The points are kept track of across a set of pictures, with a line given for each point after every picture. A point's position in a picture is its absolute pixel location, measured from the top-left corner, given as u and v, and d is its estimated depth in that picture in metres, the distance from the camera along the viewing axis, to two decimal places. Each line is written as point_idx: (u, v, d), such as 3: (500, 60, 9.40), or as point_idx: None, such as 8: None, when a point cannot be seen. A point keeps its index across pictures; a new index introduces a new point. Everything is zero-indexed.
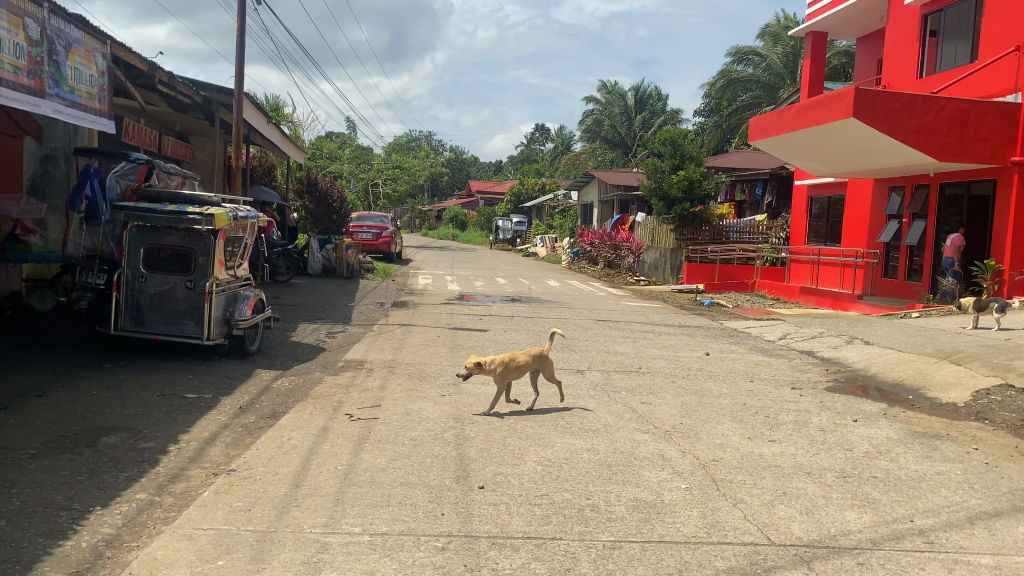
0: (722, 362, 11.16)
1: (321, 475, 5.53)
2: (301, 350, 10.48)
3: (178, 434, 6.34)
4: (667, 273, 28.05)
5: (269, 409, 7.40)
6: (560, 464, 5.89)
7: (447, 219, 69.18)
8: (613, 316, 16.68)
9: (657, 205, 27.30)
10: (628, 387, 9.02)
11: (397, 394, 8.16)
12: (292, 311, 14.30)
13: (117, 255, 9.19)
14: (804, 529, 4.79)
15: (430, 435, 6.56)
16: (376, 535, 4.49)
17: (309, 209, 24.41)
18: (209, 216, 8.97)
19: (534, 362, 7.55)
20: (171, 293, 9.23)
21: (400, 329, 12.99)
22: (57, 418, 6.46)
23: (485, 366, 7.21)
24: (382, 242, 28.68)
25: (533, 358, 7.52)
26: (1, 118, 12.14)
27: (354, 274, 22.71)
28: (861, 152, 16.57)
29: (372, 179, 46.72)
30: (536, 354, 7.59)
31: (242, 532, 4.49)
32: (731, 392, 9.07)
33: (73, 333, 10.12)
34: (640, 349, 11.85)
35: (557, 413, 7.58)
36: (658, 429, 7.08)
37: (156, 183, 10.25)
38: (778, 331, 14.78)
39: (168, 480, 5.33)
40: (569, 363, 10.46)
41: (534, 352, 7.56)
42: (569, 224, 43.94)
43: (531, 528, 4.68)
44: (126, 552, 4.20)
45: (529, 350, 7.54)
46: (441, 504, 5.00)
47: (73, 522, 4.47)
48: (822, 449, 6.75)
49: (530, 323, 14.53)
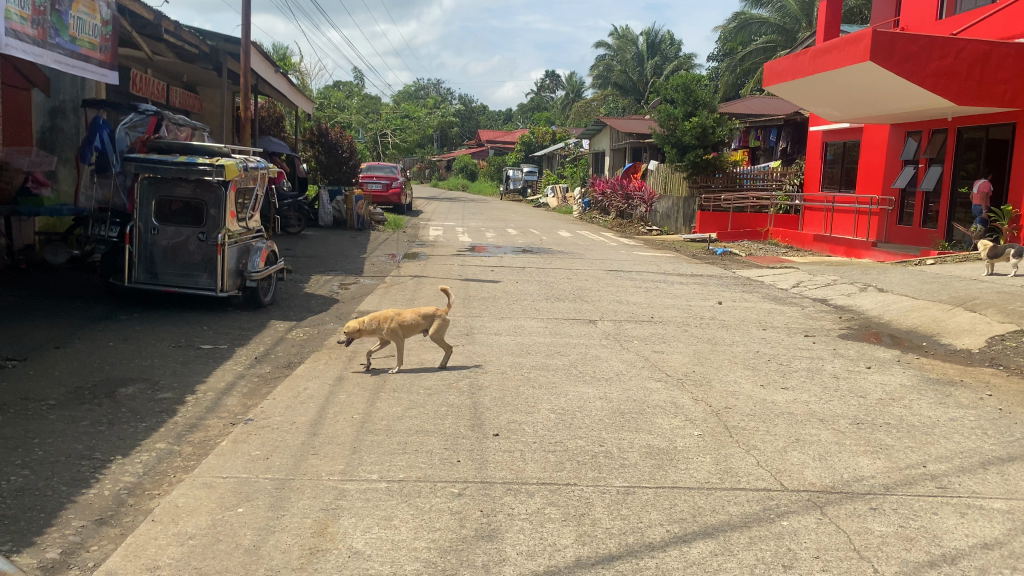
0: (735, 310, 11.16)
1: (337, 423, 5.58)
2: (314, 301, 10.53)
3: (195, 385, 6.40)
4: (678, 221, 27.92)
5: (284, 359, 7.45)
6: (574, 412, 5.93)
7: (457, 169, 68.81)
8: (625, 265, 16.64)
9: (669, 152, 27.08)
10: (640, 336, 9.03)
11: (410, 345, 8.20)
12: (304, 262, 14.34)
13: (128, 207, 9.21)
14: (817, 475, 4.82)
15: (443, 384, 6.60)
16: (393, 482, 4.53)
17: (319, 159, 24.30)
18: (218, 167, 8.92)
19: (425, 321, 7.08)
20: (183, 246, 9.24)
21: (412, 280, 13.02)
22: (75, 370, 6.54)
23: (362, 326, 6.92)
24: (392, 193, 28.60)
25: (420, 317, 7.04)
26: (8, 70, 12.09)
27: (365, 226, 22.76)
28: (877, 96, 16.28)
29: (381, 129, 46.41)
30: (429, 314, 7.11)
31: (261, 480, 4.55)
32: (744, 340, 9.09)
33: (88, 286, 10.19)
34: (652, 299, 11.83)
35: (570, 362, 7.61)
36: (671, 377, 7.12)
37: (165, 134, 10.22)
38: (791, 279, 14.73)
39: (187, 430, 5.40)
40: (582, 313, 10.47)
41: (424, 311, 7.09)
42: (580, 173, 43.64)
43: (546, 474, 4.72)
44: (148, 499, 4.28)
45: (419, 310, 7.07)
46: (456, 451, 5.04)
47: (95, 471, 4.55)
48: (836, 395, 6.77)
49: (542, 273, 14.54)
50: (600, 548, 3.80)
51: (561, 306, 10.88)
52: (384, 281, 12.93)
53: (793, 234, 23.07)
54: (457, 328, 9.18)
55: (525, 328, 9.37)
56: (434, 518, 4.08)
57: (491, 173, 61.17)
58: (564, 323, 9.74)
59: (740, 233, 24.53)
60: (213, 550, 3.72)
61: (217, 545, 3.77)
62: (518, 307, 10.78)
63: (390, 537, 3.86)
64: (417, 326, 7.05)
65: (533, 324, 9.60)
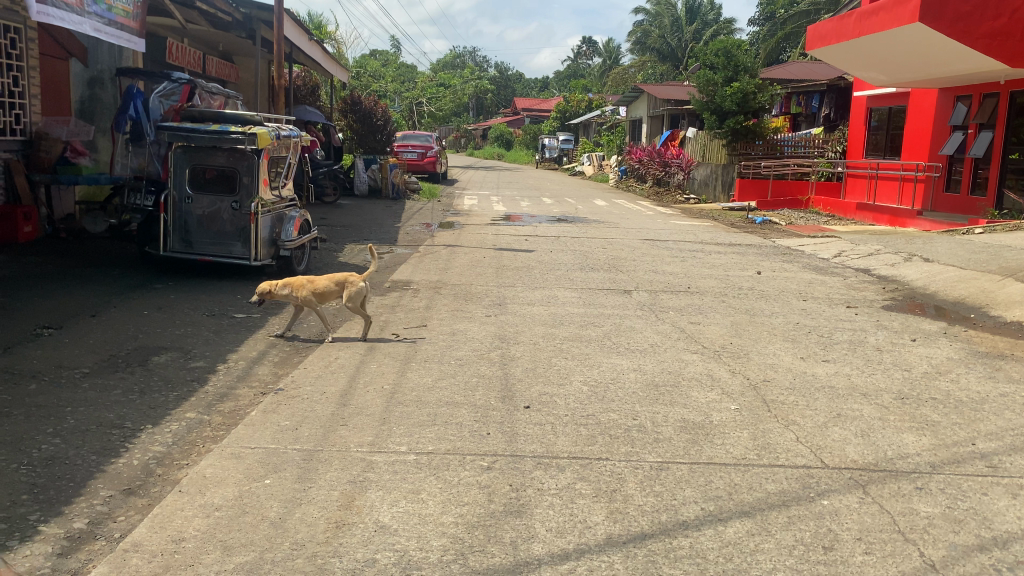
0: (774, 281, 10.92)
1: (367, 393, 5.51)
2: (347, 270, 10.49)
3: (227, 354, 6.39)
4: (717, 189, 27.50)
5: (316, 329, 7.42)
6: (607, 384, 5.81)
7: (492, 138, 68.43)
8: (662, 235, 16.37)
9: (709, 119, 26.55)
10: (676, 307, 8.86)
11: (442, 314, 8.13)
12: (338, 231, 14.32)
13: (163, 176, 9.19)
14: (859, 452, 4.65)
15: (475, 355, 6.52)
16: (421, 454, 4.46)
17: (353, 128, 24.21)
18: (251, 135, 8.82)
19: (339, 288, 7.00)
20: (217, 215, 9.22)
21: (446, 250, 12.94)
22: (109, 339, 6.56)
23: (273, 290, 6.94)
24: (427, 162, 28.48)
25: (332, 283, 6.98)
26: (46, 40, 12.13)
27: (400, 195, 22.66)
28: (927, 59, 15.70)
29: (416, 97, 46.17)
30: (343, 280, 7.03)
31: (289, 451, 4.50)
32: (783, 311, 8.87)
33: (125, 256, 10.25)
34: (689, 269, 11.62)
35: (604, 333, 7.49)
36: (707, 349, 6.96)
37: (199, 102, 10.19)
38: (833, 248, 14.37)
39: (217, 399, 5.37)
40: (617, 283, 10.32)
41: (337, 278, 7.01)
42: (617, 141, 43.10)
43: (577, 448, 4.61)
44: (177, 470, 4.25)
45: (332, 277, 7.00)
46: (486, 423, 4.95)
47: (125, 441, 4.54)
48: (879, 369, 6.56)
49: (577, 243, 14.37)
50: (632, 526, 3.69)
51: (596, 276, 10.73)
52: (418, 250, 12.87)
53: (835, 203, 22.57)
54: (490, 297, 9.08)
55: (560, 297, 9.25)
56: (462, 492, 4.00)
57: (527, 142, 60.71)
58: (598, 293, 9.60)
59: (781, 202, 24.09)
60: (239, 522, 3.68)
61: (244, 517, 3.73)
62: (552, 276, 10.66)
63: (418, 512, 3.79)
64: (331, 293, 6.99)
65: (567, 293, 9.48)
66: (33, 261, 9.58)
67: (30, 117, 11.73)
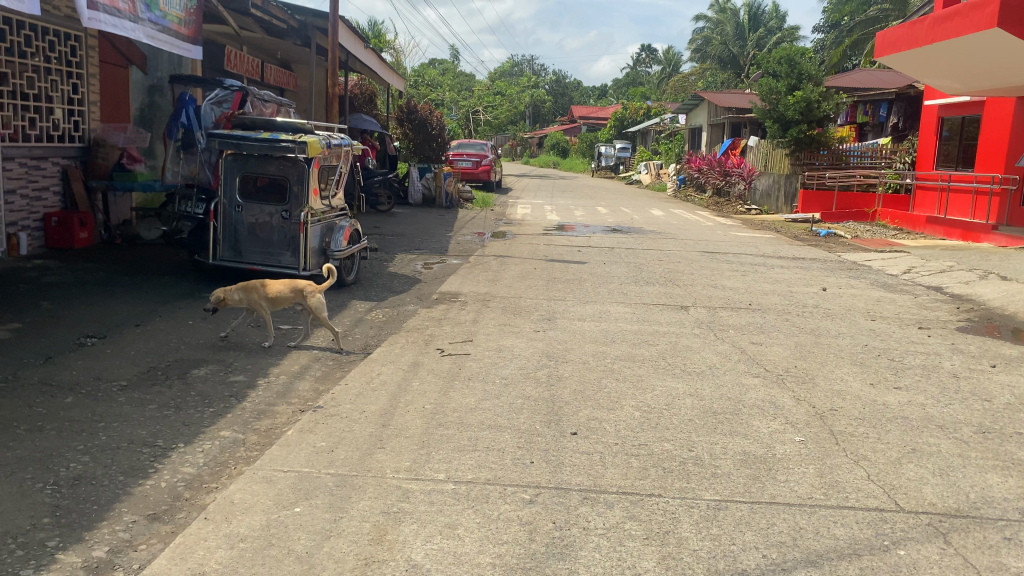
0: (839, 299, 10.42)
1: (408, 414, 5.28)
2: (396, 281, 10.32)
3: (268, 367, 6.22)
4: (779, 200, 26.84)
5: (360, 342, 7.24)
6: (662, 410, 5.48)
7: (549, 146, 68.22)
8: (721, 247, 15.88)
9: (771, 127, 26.01)
10: (735, 326, 8.46)
11: (490, 329, 7.88)
12: (390, 240, 14.20)
13: (213, 184, 9.14)
14: (938, 494, 4.24)
15: (521, 374, 6.24)
16: (460, 483, 4.20)
17: (409, 137, 24.20)
18: (301, 144, 8.72)
19: (294, 297, 6.82)
20: (267, 224, 9.14)
21: (497, 261, 12.71)
22: (151, 350, 6.46)
23: (226, 297, 6.88)
24: (482, 171, 28.37)
25: (287, 291, 6.81)
26: (106, 48, 12.26)
27: (454, 204, 22.54)
28: (1004, 66, 14.94)
29: (473, 106, 46.27)
30: (299, 289, 6.83)
31: (323, 476, 4.28)
32: (851, 332, 8.39)
33: (176, 263, 10.25)
34: (749, 285, 11.16)
35: (659, 353, 7.14)
36: (769, 373, 6.57)
37: (252, 109, 10.13)
38: (902, 264, 13.72)
39: (254, 416, 5.19)
40: (673, 298, 9.94)
41: (294, 286, 6.83)
42: (675, 150, 42.47)
43: (627, 482, 4.30)
44: (205, 494, 4.07)
45: (288, 284, 6.82)
46: (531, 450, 4.67)
47: (155, 461, 4.37)
48: (956, 398, 6.08)
49: (633, 254, 14.00)
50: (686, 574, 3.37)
51: (651, 291, 10.37)
52: (469, 261, 12.65)
53: (903, 215, 21.80)
54: (540, 312, 8.80)
55: (613, 313, 8.92)
56: (501, 529, 3.72)
57: (583, 150, 60.36)
58: (653, 308, 9.24)
59: (845, 214, 23.40)
60: (263, 556, 3.46)
61: (269, 550, 3.52)
62: (605, 290, 10.33)
63: (453, 550, 3.52)
64: (287, 301, 6.84)
65: (620, 309, 9.14)
66: (86, 268, 9.62)
67: (89, 124, 11.85)
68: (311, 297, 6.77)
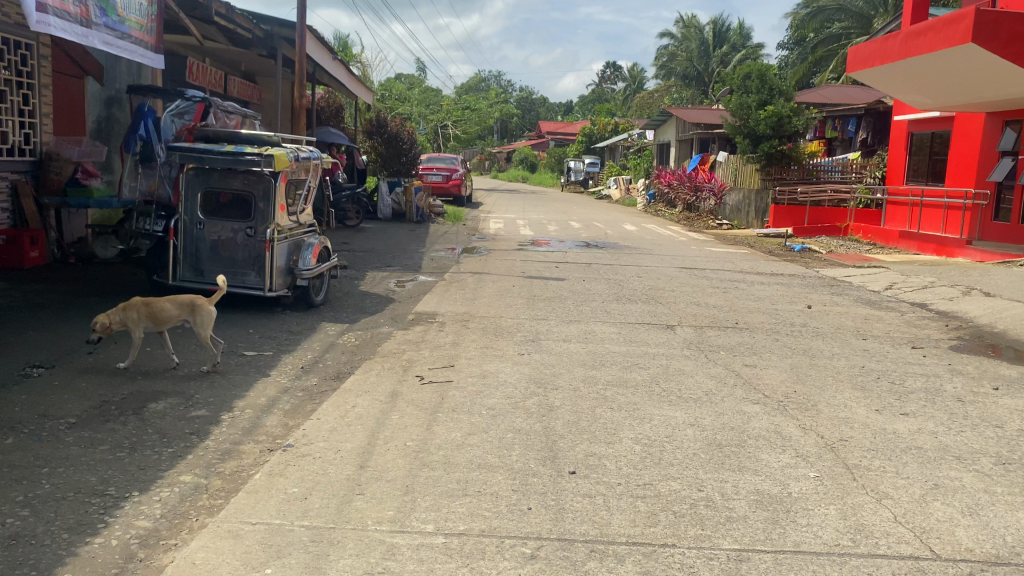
0: (826, 317, 10.15)
1: (388, 453, 4.83)
2: (368, 301, 9.84)
3: (233, 399, 5.73)
4: (751, 215, 26.79)
5: (333, 369, 6.76)
6: (665, 444, 5.07)
7: (517, 160, 68.04)
8: (699, 263, 15.63)
9: (743, 143, 26.02)
10: (726, 347, 8.11)
11: (471, 353, 7.45)
12: (360, 257, 13.73)
13: (173, 200, 8.63)
14: (974, 538, 3.88)
15: (509, 404, 5.84)
16: (452, 536, 3.76)
17: (377, 151, 23.72)
18: (267, 157, 8.26)
19: (183, 313, 6.20)
20: (231, 241, 8.64)
21: (471, 278, 12.28)
22: (104, 381, 5.93)
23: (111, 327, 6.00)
24: (452, 185, 27.96)
25: (175, 308, 6.16)
26: (61, 57, 11.65)
27: (424, 219, 22.09)
28: (978, 82, 14.90)
29: (442, 120, 45.93)
30: (188, 303, 6.22)
31: (296, 529, 3.81)
32: (845, 353, 8.10)
33: (135, 283, 9.68)
34: (734, 302, 10.87)
35: (652, 378, 6.75)
36: (769, 399, 6.22)
37: (214, 121, 9.66)
38: (882, 280, 13.54)
39: (219, 458, 4.70)
40: (658, 318, 9.59)
41: (182, 300, 6.20)
42: (644, 165, 42.46)
43: (636, 530, 3.89)
44: (162, 553, 3.58)
45: (174, 299, 6.16)
46: (527, 494, 4.25)
47: (105, 513, 3.87)
48: (968, 425, 5.78)
49: (611, 271, 13.67)
50: None
51: (634, 310, 10.01)
52: (443, 279, 12.21)
53: (876, 230, 21.81)
54: (522, 333, 8.39)
55: (598, 333, 8.54)
56: None
57: (552, 165, 60.26)
58: (639, 329, 8.88)
59: (816, 228, 23.44)
60: None
61: None
62: (587, 310, 9.95)
63: None
64: (172, 318, 6.18)
65: (605, 330, 8.76)
66: (36, 290, 9.01)
67: (43, 137, 11.22)
68: (202, 311, 6.23)
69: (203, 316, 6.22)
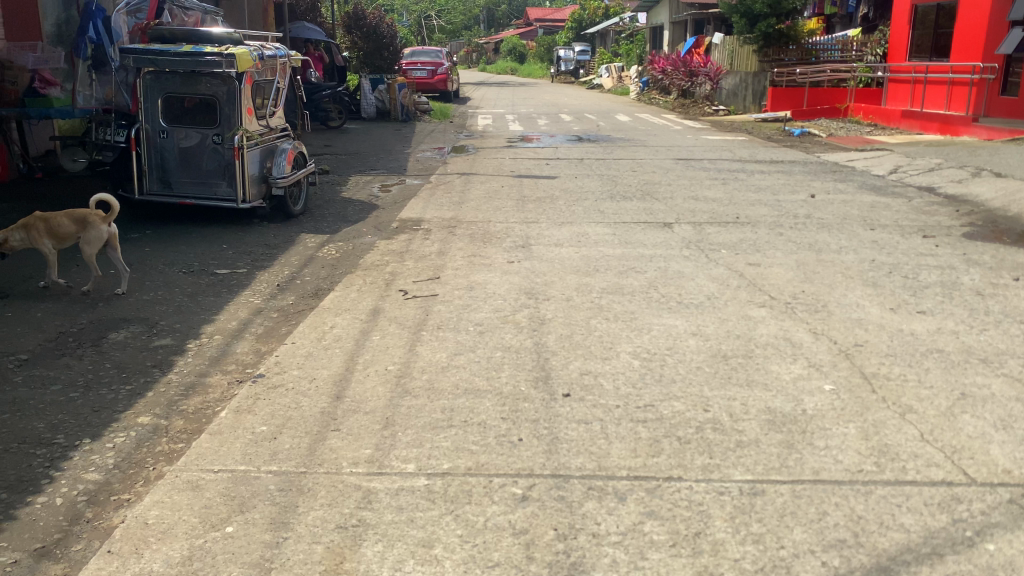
0: (831, 206, 9.66)
1: (368, 380, 4.43)
2: (349, 208, 9.30)
3: (200, 325, 5.29)
4: (747, 99, 25.85)
5: (310, 286, 6.31)
6: (667, 358, 4.69)
7: (504, 51, 65.87)
8: (696, 153, 15.01)
9: (739, 23, 24.88)
10: (728, 245, 7.67)
11: (457, 263, 6.99)
12: (342, 161, 13.08)
13: (132, 107, 7.93)
14: (1010, 457, 3.53)
15: (498, 319, 5.43)
16: (435, 477, 3.40)
17: (358, 46, 22.61)
18: (229, 57, 7.53)
19: (79, 230, 5.64)
20: (199, 150, 7.97)
21: (459, 179, 11.71)
22: (60, 309, 5.48)
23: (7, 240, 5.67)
24: (438, 80, 26.88)
25: (70, 224, 5.61)
26: None
27: (410, 117, 21.24)
28: None
29: (424, 10, 44.01)
30: (84, 219, 5.63)
31: (263, 477, 3.44)
32: (853, 245, 7.65)
33: (100, 199, 9.11)
34: (734, 195, 10.35)
35: (651, 282, 6.33)
36: (776, 301, 5.81)
37: (167, 19, 8.94)
38: (887, 164, 12.97)
39: (181, 394, 4.30)
40: (655, 215, 9.10)
41: (78, 216, 5.62)
42: (636, 51, 40.99)
43: (639, 461, 3.52)
44: (112, 512, 3.21)
45: (70, 214, 5.62)
46: (518, 424, 3.88)
47: (50, 467, 3.49)
48: (990, 323, 5.39)
49: (605, 166, 13.08)
50: None
51: (630, 208, 9.51)
52: (429, 181, 11.64)
53: (877, 110, 21.00)
54: (512, 239, 7.92)
55: (592, 235, 8.07)
56: (491, 544, 2.93)
57: (541, 54, 58.29)
58: (635, 228, 8.40)
59: (816, 111, 22.64)
60: None
61: None
62: (579, 209, 9.44)
63: None
64: (71, 236, 5.64)
65: (600, 231, 8.28)
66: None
67: None
68: (97, 229, 5.62)
69: (104, 233, 5.67)
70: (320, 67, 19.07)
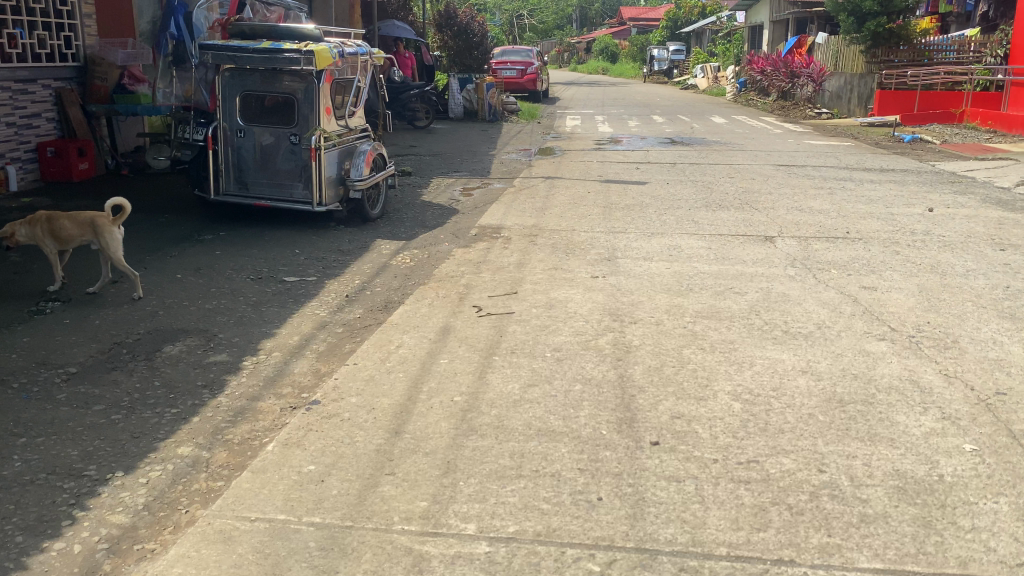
0: (953, 222, 8.77)
1: (431, 413, 3.97)
2: (428, 213, 8.92)
3: (259, 339, 4.94)
4: (852, 102, 24.54)
5: (380, 298, 5.92)
6: (772, 402, 4.08)
7: (596, 51, 65.15)
8: (797, 159, 14.14)
9: (846, 22, 23.60)
10: (837, 264, 6.96)
11: (538, 277, 6.50)
12: (425, 163, 12.77)
13: (211, 105, 7.75)
14: None
15: (579, 344, 4.91)
16: (499, 543, 2.91)
17: (447, 45, 22.40)
18: (308, 54, 7.27)
19: (84, 234, 5.36)
20: (275, 150, 7.73)
21: (544, 184, 11.23)
22: (119, 317, 5.21)
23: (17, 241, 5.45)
24: (527, 80, 26.48)
25: (74, 228, 5.34)
26: None
27: (497, 117, 20.88)
28: None
29: (517, 10, 43.73)
30: (89, 223, 5.34)
31: (303, 531, 3.01)
32: (982, 269, 6.82)
33: (179, 197, 8.96)
34: (841, 207, 9.56)
35: (751, 306, 5.70)
36: (897, 335, 5.11)
37: (250, 16, 8.68)
38: (1014, 175, 11.86)
39: (229, 421, 3.93)
40: (754, 227, 8.41)
41: (82, 220, 5.33)
42: (733, 51, 39.76)
43: (741, 538, 2.95)
44: (132, 566, 2.83)
45: (74, 217, 5.33)
46: (598, 479, 3.35)
47: (75, 505, 3.15)
48: None
49: (699, 172, 12.39)
50: None
51: (726, 218, 8.84)
52: (512, 185, 11.20)
53: (996, 115, 19.53)
54: (597, 251, 7.39)
55: (685, 248, 7.46)
56: None
57: (633, 55, 57.29)
58: (732, 242, 7.75)
59: (926, 116, 21.27)
60: None
61: None
62: (670, 219, 8.82)
63: None
64: (77, 239, 5.37)
65: (693, 244, 7.66)
66: (76, 207, 8.38)
67: (82, 39, 10.49)
68: (105, 233, 5.35)
69: (108, 240, 5.36)
70: (409, 66, 18.89)
